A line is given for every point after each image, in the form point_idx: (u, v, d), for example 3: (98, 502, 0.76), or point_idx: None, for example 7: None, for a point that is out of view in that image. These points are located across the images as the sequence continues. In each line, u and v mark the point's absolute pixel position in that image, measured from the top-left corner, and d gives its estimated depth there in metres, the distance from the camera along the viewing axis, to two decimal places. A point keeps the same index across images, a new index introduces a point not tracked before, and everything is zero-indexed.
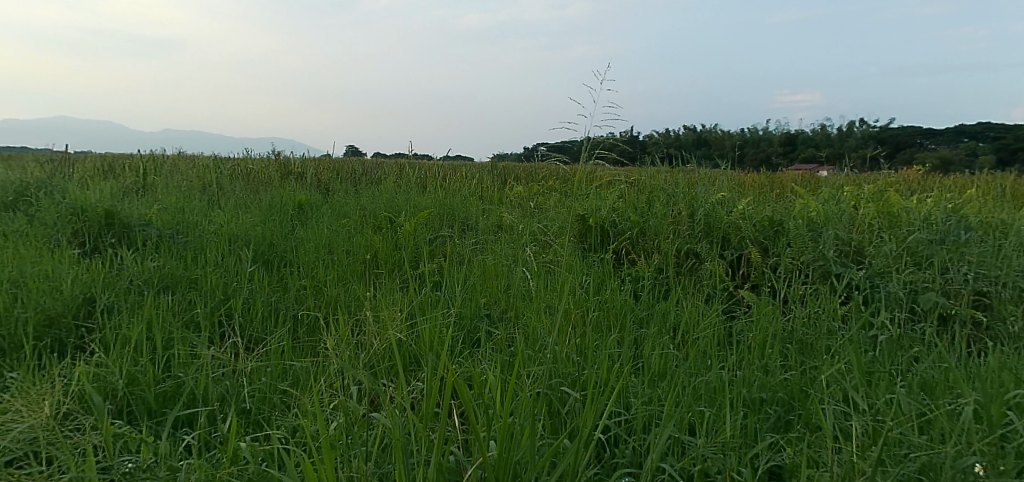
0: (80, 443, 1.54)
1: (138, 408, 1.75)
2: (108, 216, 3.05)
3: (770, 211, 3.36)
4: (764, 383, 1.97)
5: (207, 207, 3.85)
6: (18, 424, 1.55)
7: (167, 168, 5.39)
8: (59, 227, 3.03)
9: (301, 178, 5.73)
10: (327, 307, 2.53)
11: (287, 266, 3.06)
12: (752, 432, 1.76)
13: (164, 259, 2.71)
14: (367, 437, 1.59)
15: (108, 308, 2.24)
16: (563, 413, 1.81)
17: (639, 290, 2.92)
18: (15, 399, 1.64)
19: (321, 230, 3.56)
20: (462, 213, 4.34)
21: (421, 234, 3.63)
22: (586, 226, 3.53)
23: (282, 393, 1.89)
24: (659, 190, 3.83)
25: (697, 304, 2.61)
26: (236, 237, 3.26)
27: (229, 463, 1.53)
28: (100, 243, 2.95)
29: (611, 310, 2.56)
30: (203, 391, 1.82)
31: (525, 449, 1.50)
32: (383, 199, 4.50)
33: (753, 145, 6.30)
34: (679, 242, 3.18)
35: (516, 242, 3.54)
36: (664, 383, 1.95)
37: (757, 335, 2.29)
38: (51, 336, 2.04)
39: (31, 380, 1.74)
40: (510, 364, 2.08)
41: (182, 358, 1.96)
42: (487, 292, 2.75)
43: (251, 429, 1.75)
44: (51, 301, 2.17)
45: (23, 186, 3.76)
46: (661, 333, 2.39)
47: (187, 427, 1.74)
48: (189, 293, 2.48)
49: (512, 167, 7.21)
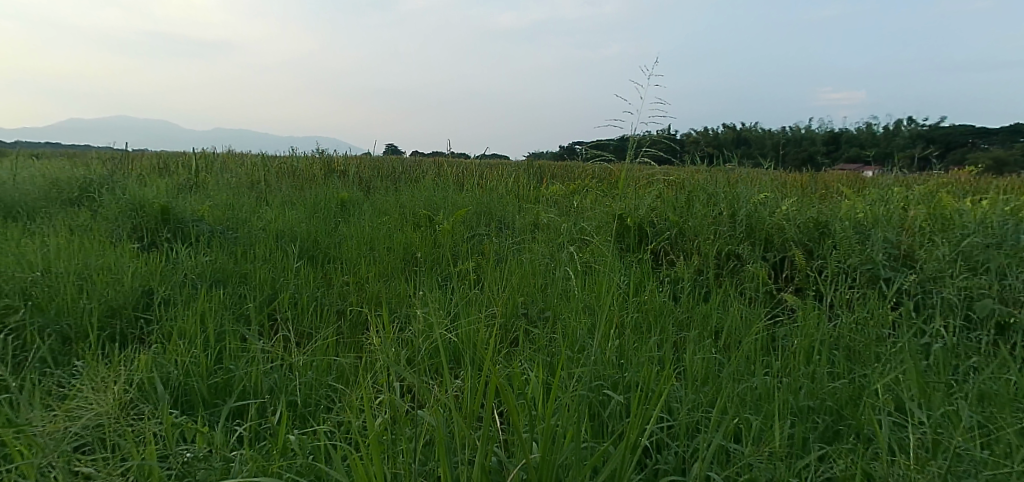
0: (141, 431, 1.58)
1: (192, 399, 1.81)
2: (164, 212, 3.16)
3: (815, 212, 3.28)
4: (811, 392, 1.92)
5: (255, 204, 3.96)
6: (85, 409, 1.61)
7: (218, 165, 5.57)
8: (120, 222, 3.15)
9: (343, 176, 5.84)
10: (369, 303, 2.58)
11: (331, 261, 3.14)
12: (800, 442, 1.72)
13: (216, 255, 2.81)
14: (411, 434, 1.61)
15: (165, 300, 2.32)
16: (604, 416, 1.80)
17: (679, 292, 2.88)
18: (82, 387, 1.70)
19: (362, 227, 3.63)
20: (499, 212, 4.36)
21: (458, 233, 3.67)
22: (624, 226, 3.49)
23: (328, 388, 1.93)
24: (699, 190, 3.77)
25: (738, 307, 2.57)
26: (283, 233, 3.35)
27: (279, 456, 1.57)
28: (157, 238, 3.06)
29: (650, 312, 2.53)
30: (254, 383, 1.88)
31: (569, 452, 1.49)
32: (421, 197, 4.55)
33: (795, 145, 6.10)
34: (720, 244, 3.13)
35: (554, 242, 3.54)
36: (708, 388, 1.93)
37: (802, 340, 2.24)
38: (112, 327, 2.12)
39: (96, 368, 1.80)
40: (550, 365, 2.08)
41: (234, 351, 2.03)
42: (525, 291, 2.77)
43: (299, 422, 1.79)
44: (113, 293, 2.26)
45: (87, 182, 3.92)
46: (702, 336, 2.36)
47: (239, 419, 1.79)
48: (240, 287, 2.56)
49: (548, 166, 7.24)
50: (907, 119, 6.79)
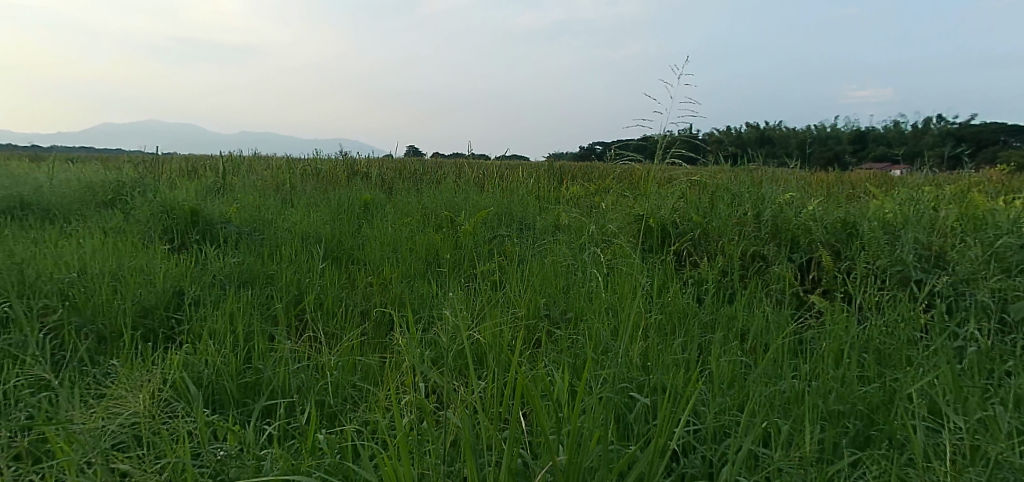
0: (175, 429, 1.61)
1: (223, 397, 1.84)
2: (193, 214, 3.23)
3: (842, 212, 3.22)
4: (841, 396, 1.88)
5: (280, 206, 4.02)
6: (121, 408, 1.64)
7: (245, 168, 5.66)
8: (151, 223, 3.22)
9: (366, 178, 5.90)
10: (393, 304, 2.60)
11: (355, 262, 3.17)
12: (831, 447, 1.69)
13: (244, 256, 2.86)
14: (437, 435, 1.62)
15: (195, 300, 2.37)
16: (630, 418, 1.79)
17: (703, 294, 2.85)
18: (118, 386, 1.74)
19: (385, 229, 3.66)
20: (520, 213, 4.37)
21: (480, 234, 3.68)
22: (646, 227, 3.47)
23: (354, 388, 1.95)
24: (723, 189, 3.73)
25: (764, 309, 2.53)
26: (307, 234, 3.39)
27: (308, 455, 1.59)
28: (187, 240, 3.13)
29: (674, 314, 2.51)
30: (282, 383, 1.90)
31: (596, 454, 1.48)
32: (443, 199, 4.57)
33: (821, 144, 6.00)
34: (745, 244, 3.09)
35: (576, 243, 3.53)
36: (735, 391, 1.90)
37: (830, 343, 2.20)
38: (145, 327, 2.17)
39: (131, 368, 1.84)
40: (573, 367, 2.07)
41: (262, 351, 2.06)
42: (547, 292, 2.76)
43: (326, 421, 1.81)
44: (146, 293, 2.31)
45: (120, 185, 4.03)
46: (728, 339, 2.34)
47: (268, 418, 1.82)
48: (267, 288, 2.60)
49: (569, 167, 7.23)
50: (937, 118, 6.64)
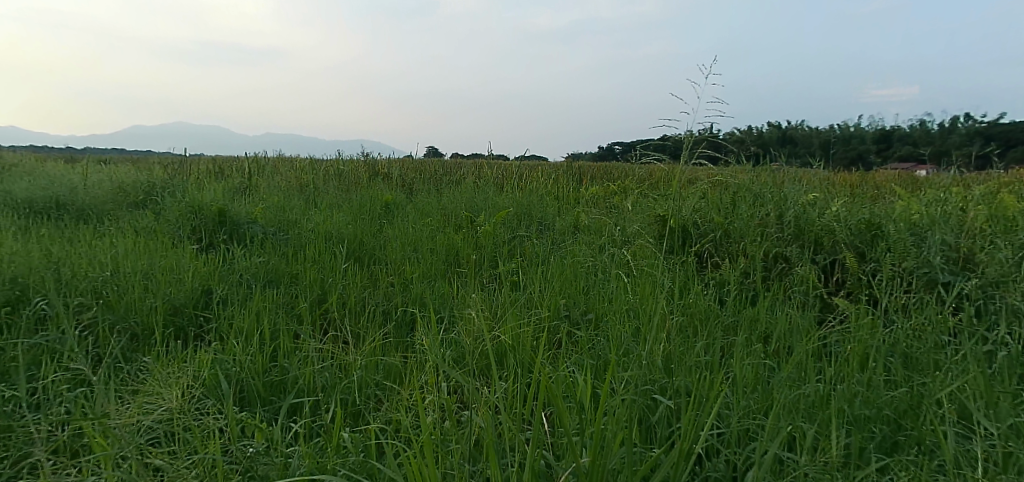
0: (207, 425, 1.65)
1: (251, 395, 1.87)
2: (221, 214, 3.30)
3: (867, 213, 3.17)
4: (868, 400, 1.86)
5: (304, 206, 4.09)
6: (154, 404, 1.68)
7: (269, 169, 5.76)
8: (180, 223, 3.29)
9: (387, 179, 5.96)
10: (414, 303, 2.63)
11: (376, 262, 3.21)
12: (857, 452, 1.67)
13: (269, 256, 2.91)
14: (460, 435, 1.63)
15: (222, 299, 2.42)
16: (652, 420, 1.78)
17: (725, 295, 2.83)
18: (150, 383, 1.78)
19: (406, 229, 3.70)
20: (539, 214, 4.38)
21: (500, 234, 3.70)
22: (666, 228, 3.45)
23: (376, 386, 1.97)
24: (744, 190, 3.70)
25: (787, 312, 2.51)
26: (330, 234, 3.44)
27: (334, 453, 1.61)
28: (215, 239, 3.19)
29: (695, 316, 2.50)
30: (307, 381, 1.93)
31: (619, 456, 1.48)
32: (463, 199, 4.59)
33: (845, 143, 5.92)
34: (767, 245, 3.05)
35: (595, 244, 3.53)
36: (758, 395, 1.89)
37: (855, 347, 2.17)
38: (175, 324, 2.22)
39: (162, 365, 1.89)
40: (594, 368, 2.08)
41: (288, 349, 2.10)
42: (567, 292, 2.77)
43: (350, 420, 1.83)
44: (176, 291, 2.36)
45: (150, 186, 4.12)
46: (750, 342, 2.32)
47: (294, 416, 1.85)
48: (291, 287, 2.64)
49: (587, 167, 7.23)
50: (965, 117, 6.50)
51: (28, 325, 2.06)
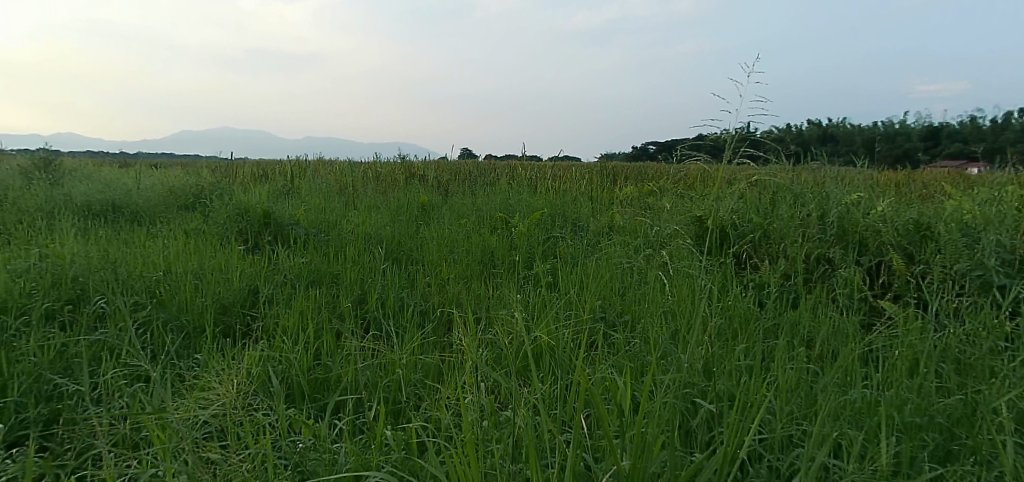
0: (257, 421, 1.70)
1: (296, 392, 1.92)
2: (266, 216, 3.40)
3: (915, 213, 3.06)
4: (919, 407, 1.80)
5: (344, 208, 4.18)
6: (208, 399, 1.75)
7: (310, 172, 5.90)
8: (227, 224, 3.41)
9: (423, 181, 6.04)
10: (451, 304, 2.66)
11: (413, 262, 3.25)
12: (909, 461, 1.62)
13: (311, 257, 2.98)
14: (500, 435, 1.64)
15: (268, 298, 2.49)
16: (693, 425, 1.76)
17: (765, 298, 2.78)
18: (203, 379, 1.85)
19: (442, 230, 3.74)
20: (574, 214, 4.38)
21: (534, 235, 3.71)
22: (704, 229, 3.39)
23: (416, 385, 2.00)
24: (785, 190, 3.62)
25: (831, 315, 2.45)
26: (369, 235, 3.51)
27: (378, 450, 1.64)
28: (260, 240, 3.30)
29: (735, 318, 2.46)
30: (350, 379, 1.98)
31: (662, 460, 1.47)
32: (497, 201, 4.62)
33: (890, 140, 5.73)
34: (809, 247, 2.98)
35: (631, 246, 3.50)
36: (803, 400, 1.85)
37: (904, 352, 2.11)
38: (223, 323, 2.30)
39: (213, 362, 1.96)
40: (633, 370, 2.06)
41: (330, 348, 2.15)
42: (603, 293, 2.76)
43: (392, 418, 1.87)
44: (224, 291, 2.45)
45: (199, 190, 4.28)
46: (792, 345, 2.27)
47: (337, 413, 1.89)
48: (332, 287, 2.71)
49: (622, 168, 7.18)
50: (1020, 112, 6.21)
51: (89, 322, 2.16)
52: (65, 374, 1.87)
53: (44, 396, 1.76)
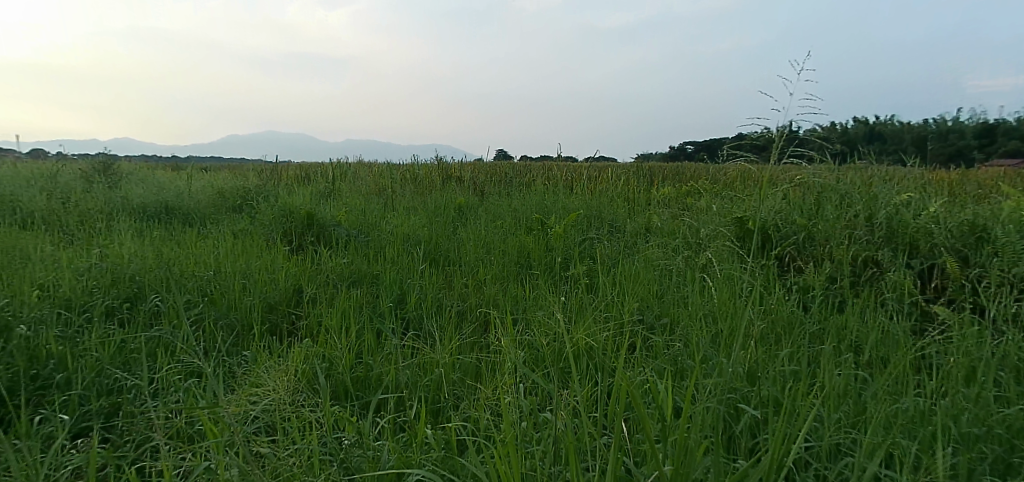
0: (304, 417, 1.75)
1: (339, 389, 1.97)
2: (309, 218, 3.49)
3: (971, 214, 2.94)
4: (976, 418, 1.72)
5: (383, 209, 4.25)
6: (258, 396, 1.80)
7: (350, 175, 6.03)
8: (272, 225, 3.51)
9: (460, 182, 6.10)
10: (488, 304, 2.67)
11: (451, 262, 3.29)
12: (966, 473, 1.55)
13: (352, 257, 3.05)
14: (540, 437, 1.65)
15: (312, 297, 2.56)
16: (736, 430, 1.73)
17: (809, 301, 2.70)
18: (253, 375, 1.91)
19: (479, 231, 3.77)
20: (610, 215, 4.35)
21: (571, 236, 3.70)
22: (744, 230, 3.30)
23: (456, 385, 2.02)
24: (830, 190, 3.51)
25: (880, 320, 2.37)
26: (408, 236, 3.56)
27: (419, 448, 1.67)
28: (304, 241, 3.39)
29: (778, 321, 2.40)
30: (390, 378, 2.01)
31: (705, 465, 1.45)
32: (534, 201, 4.63)
33: (941, 138, 5.50)
34: (856, 249, 2.89)
35: (668, 248, 3.46)
36: (851, 408, 1.79)
37: (959, 359, 2.02)
38: (270, 321, 2.37)
39: (261, 359, 2.02)
40: (672, 374, 2.04)
41: (371, 347, 2.19)
42: (641, 295, 2.73)
43: (432, 417, 1.89)
44: (271, 290, 2.52)
45: (246, 191, 4.42)
46: (838, 351, 2.21)
47: (379, 411, 1.93)
48: (373, 287, 2.76)
49: (659, 168, 7.10)
50: None
51: (146, 319, 2.25)
52: (124, 369, 1.96)
53: (105, 389, 1.84)
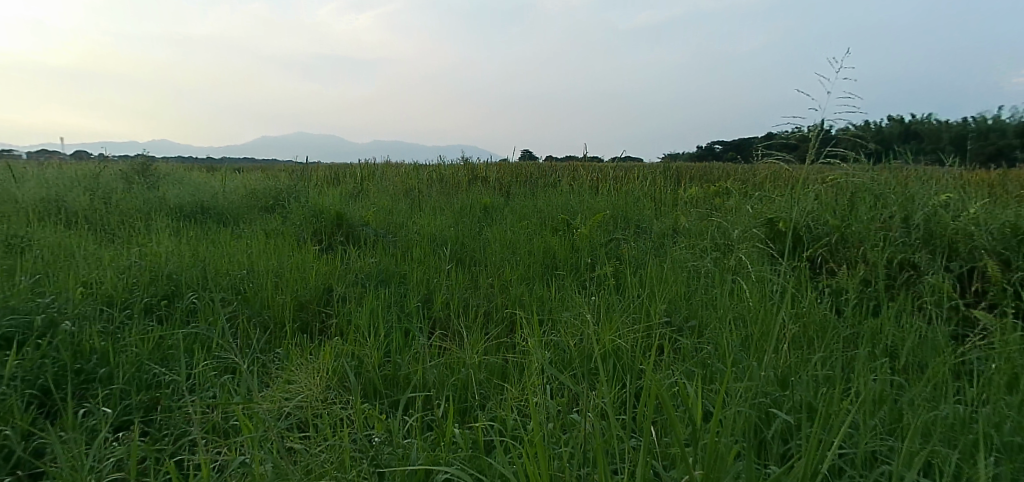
0: (334, 414, 1.77)
1: (369, 387, 1.99)
2: (338, 218, 3.55)
3: (1014, 215, 2.84)
4: (1020, 427, 1.67)
5: (410, 209, 4.29)
6: (291, 393, 1.84)
7: (378, 175, 6.10)
8: (303, 225, 3.57)
9: (486, 182, 6.12)
10: (514, 305, 2.67)
11: (476, 262, 3.30)
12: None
13: (380, 257, 3.08)
14: (568, 438, 1.64)
15: (341, 296, 2.60)
16: (767, 435, 1.71)
17: (842, 305, 2.64)
18: (285, 373, 1.95)
19: (505, 231, 3.78)
20: (637, 216, 4.31)
21: (597, 237, 3.69)
22: (775, 231, 3.23)
23: (483, 385, 2.03)
24: (864, 190, 3.43)
25: (917, 324, 2.30)
26: (434, 236, 3.59)
27: (448, 447, 1.68)
28: (333, 241, 3.44)
29: (811, 324, 2.35)
30: (418, 377, 2.03)
31: (736, 470, 1.43)
32: (560, 202, 4.62)
33: (982, 137, 5.32)
34: (892, 251, 2.82)
35: (697, 249, 3.42)
36: (887, 414, 1.75)
37: (1002, 366, 1.95)
38: (301, 319, 2.41)
39: (293, 357, 2.06)
40: (701, 377, 2.02)
41: (399, 346, 2.21)
42: (669, 296, 2.70)
43: (459, 417, 1.90)
44: (302, 289, 2.57)
45: (277, 192, 4.51)
46: (873, 356, 2.15)
47: (408, 410, 1.95)
48: (400, 286, 2.79)
49: (686, 168, 7.02)
50: None
51: (183, 316, 2.32)
52: (163, 364, 2.01)
53: (145, 384, 1.90)
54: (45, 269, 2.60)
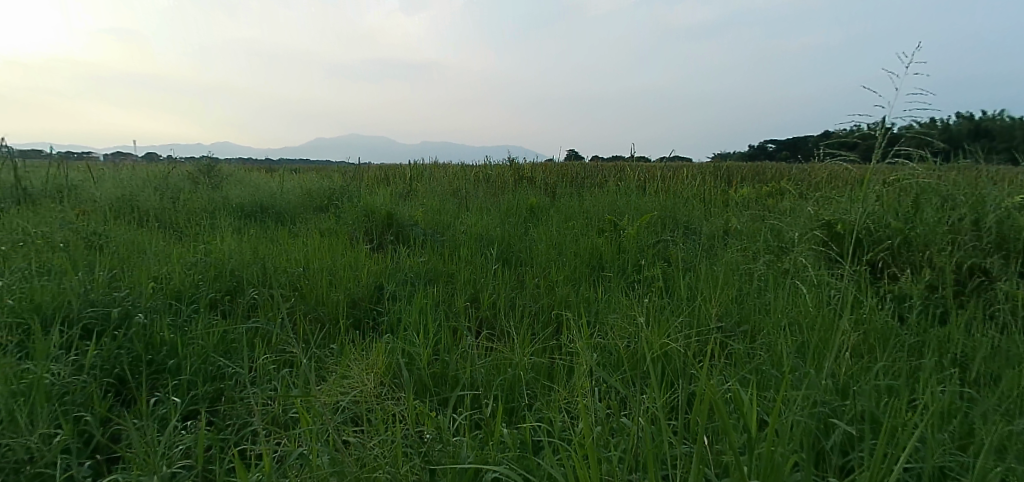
0: (386, 410, 1.81)
1: (419, 384, 2.03)
2: (388, 218, 3.62)
3: None
4: None
5: (458, 209, 4.34)
6: (345, 388, 1.89)
7: (426, 176, 6.20)
8: (354, 224, 3.66)
9: (532, 183, 6.13)
10: (562, 305, 2.67)
11: (523, 262, 3.31)
12: None
13: (429, 257, 3.13)
14: (618, 441, 1.63)
15: (392, 294, 2.65)
16: (826, 445, 1.65)
17: (906, 312, 2.52)
18: (339, 368, 2.00)
19: (551, 231, 3.78)
20: (686, 217, 4.23)
21: (645, 238, 3.64)
22: (834, 233, 3.11)
23: (531, 385, 2.04)
24: (931, 191, 3.26)
25: (989, 334, 2.18)
26: (481, 236, 3.62)
27: (497, 446, 1.69)
28: (383, 240, 3.51)
29: (872, 330, 2.26)
30: (467, 375, 2.05)
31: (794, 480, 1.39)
32: (607, 202, 4.57)
33: None
34: (961, 256, 2.67)
35: (749, 252, 3.33)
36: (957, 427, 1.66)
37: None
38: (353, 316, 2.47)
39: (346, 353, 2.12)
40: (756, 383, 1.96)
41: (448, 344, 2.24)
42: (721, 299, 2.64)
43: (508, 416, 1.91)
44: (354, 287, 2.63)
45: (330, 192, 4.63)
46: (940, 366, 2.05)
47: (457, 408, 1.97)
48: (448, 285, 2.82)
49: (737, 168, 6.84)
50: None
51: (244, 311, 2.41)
52: (226, 357, 2.10)
53: (210, 376, 1.99)
54: (119, 265, 2.75)
